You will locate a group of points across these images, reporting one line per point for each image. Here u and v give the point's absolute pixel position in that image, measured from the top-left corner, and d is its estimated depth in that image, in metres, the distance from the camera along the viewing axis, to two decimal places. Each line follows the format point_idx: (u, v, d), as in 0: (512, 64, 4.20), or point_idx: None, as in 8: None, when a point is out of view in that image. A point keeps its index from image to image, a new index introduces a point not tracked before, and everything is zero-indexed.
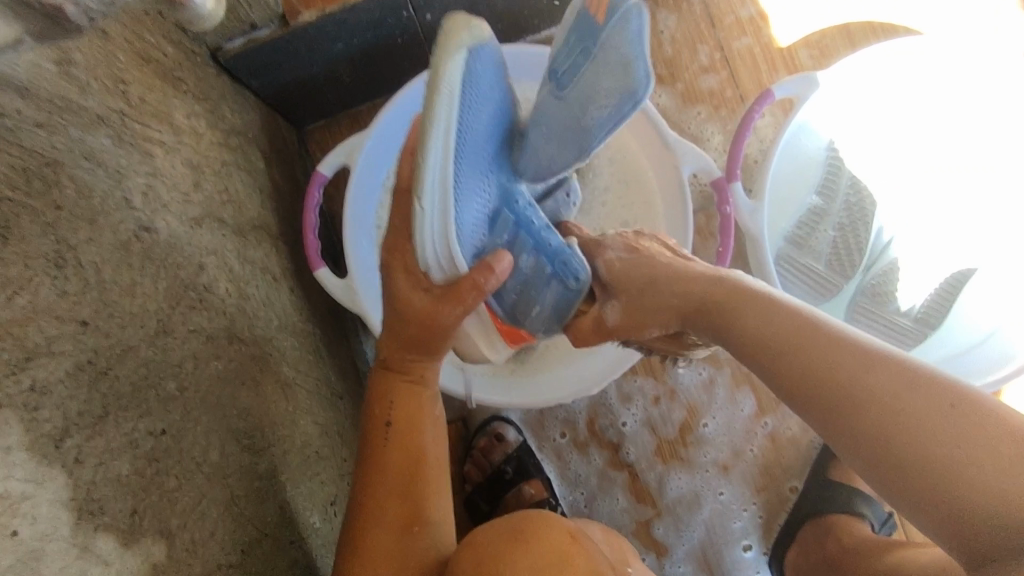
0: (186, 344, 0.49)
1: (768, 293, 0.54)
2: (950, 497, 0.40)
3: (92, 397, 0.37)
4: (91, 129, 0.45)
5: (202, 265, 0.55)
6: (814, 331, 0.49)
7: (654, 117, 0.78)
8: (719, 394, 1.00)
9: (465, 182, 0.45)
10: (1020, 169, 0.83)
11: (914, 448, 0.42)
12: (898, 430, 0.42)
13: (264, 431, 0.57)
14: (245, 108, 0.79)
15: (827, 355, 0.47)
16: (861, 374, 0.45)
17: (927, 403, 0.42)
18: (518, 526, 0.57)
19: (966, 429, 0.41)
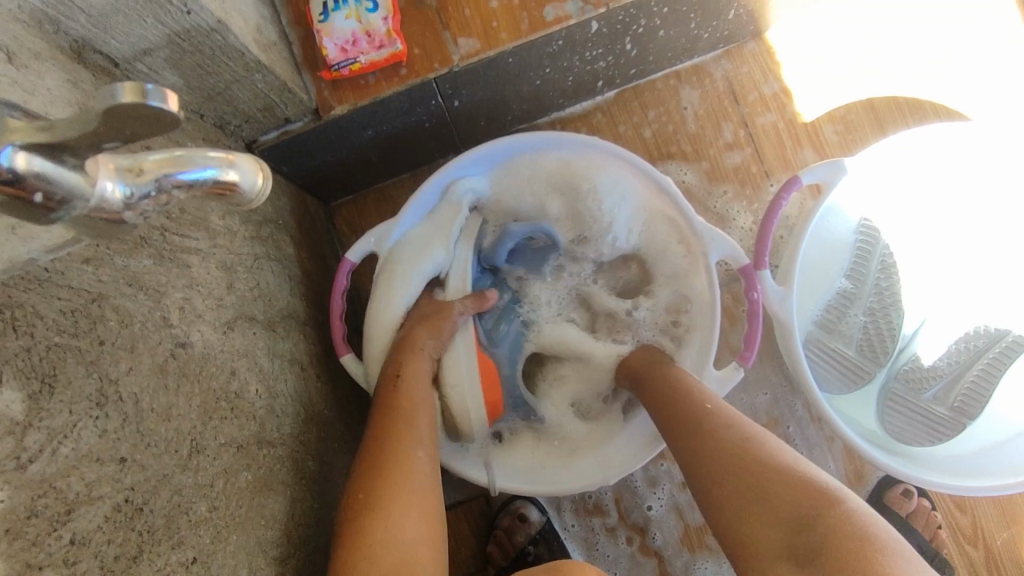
0: (218, 459, 0.49)
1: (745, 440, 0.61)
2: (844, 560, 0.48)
3: (128, 539, 0.37)
4: (134, 253, 0.46)
5: (234, 370, 0.56)
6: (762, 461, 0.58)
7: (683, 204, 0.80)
8: None
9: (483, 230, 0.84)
10: None
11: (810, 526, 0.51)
12: (749, 492, 0.57)
13: (291, 535, 0.57)
14: (276, 193, 0.81)
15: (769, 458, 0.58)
16: (755, 509, 0.56)
17: (746, 483, 0.57)
18: (555, 565, 0.59)
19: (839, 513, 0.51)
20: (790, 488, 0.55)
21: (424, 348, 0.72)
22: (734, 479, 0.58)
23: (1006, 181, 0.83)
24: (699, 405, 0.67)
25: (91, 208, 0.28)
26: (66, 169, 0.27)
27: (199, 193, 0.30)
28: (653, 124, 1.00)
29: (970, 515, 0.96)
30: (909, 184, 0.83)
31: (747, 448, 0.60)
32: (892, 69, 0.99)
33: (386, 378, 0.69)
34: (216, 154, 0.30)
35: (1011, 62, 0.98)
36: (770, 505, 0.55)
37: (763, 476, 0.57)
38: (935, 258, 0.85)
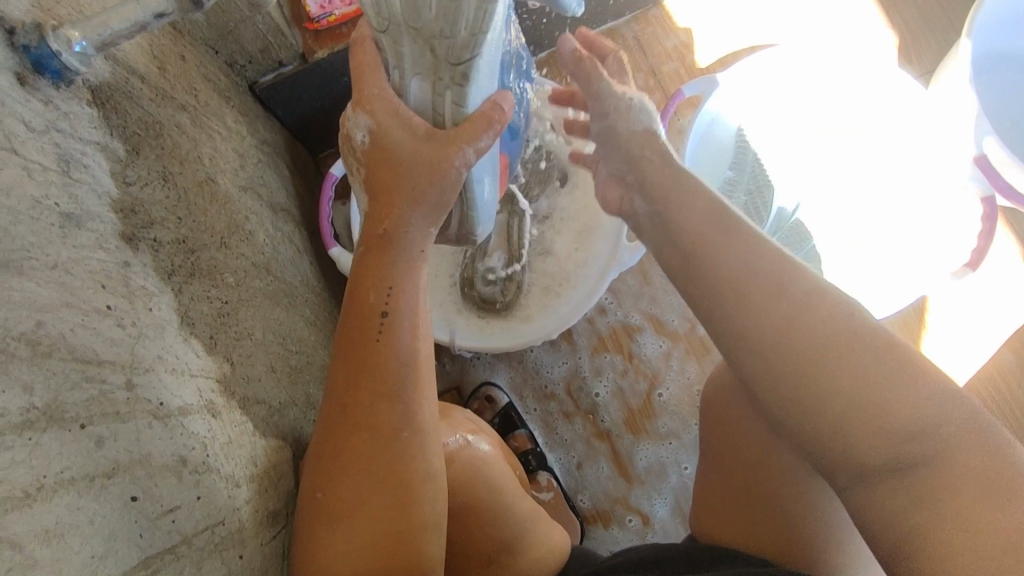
0: (238, 260, 0.68)
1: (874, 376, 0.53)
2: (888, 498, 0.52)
3: (185, 261, 0.56)
4: (178, 111, 0.67)
5: (247, 218, 0.76)
6: (884, 391, 0.52)
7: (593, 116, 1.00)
8: (674, 364, 1.12)
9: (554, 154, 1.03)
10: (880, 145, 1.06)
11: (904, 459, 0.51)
12: (832, 388, 0.54)
13: (292, 342, 0.75)
14: (272, 130, 1.01)
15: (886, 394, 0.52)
16: (886, 445, 0.52)
17: (873, 400, 0.52)
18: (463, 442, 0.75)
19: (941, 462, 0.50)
20: (918, 413, 0.51)
21: (411, 277, 0.57)
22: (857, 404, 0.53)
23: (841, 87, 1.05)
24: (747, 277, 0.59)
25: None
26: None
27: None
28: None
29: None
30: (770, 98, 1.06)
31: (873, 378, 0.53)
32: (766, 22, 1.22)
33: (368, 317, 0.55)
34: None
35: (857, 12, 1.21)
36: (897, 425, 0.52)
37: (839, 361, 0.54)
38: (796, 156, 1.09)
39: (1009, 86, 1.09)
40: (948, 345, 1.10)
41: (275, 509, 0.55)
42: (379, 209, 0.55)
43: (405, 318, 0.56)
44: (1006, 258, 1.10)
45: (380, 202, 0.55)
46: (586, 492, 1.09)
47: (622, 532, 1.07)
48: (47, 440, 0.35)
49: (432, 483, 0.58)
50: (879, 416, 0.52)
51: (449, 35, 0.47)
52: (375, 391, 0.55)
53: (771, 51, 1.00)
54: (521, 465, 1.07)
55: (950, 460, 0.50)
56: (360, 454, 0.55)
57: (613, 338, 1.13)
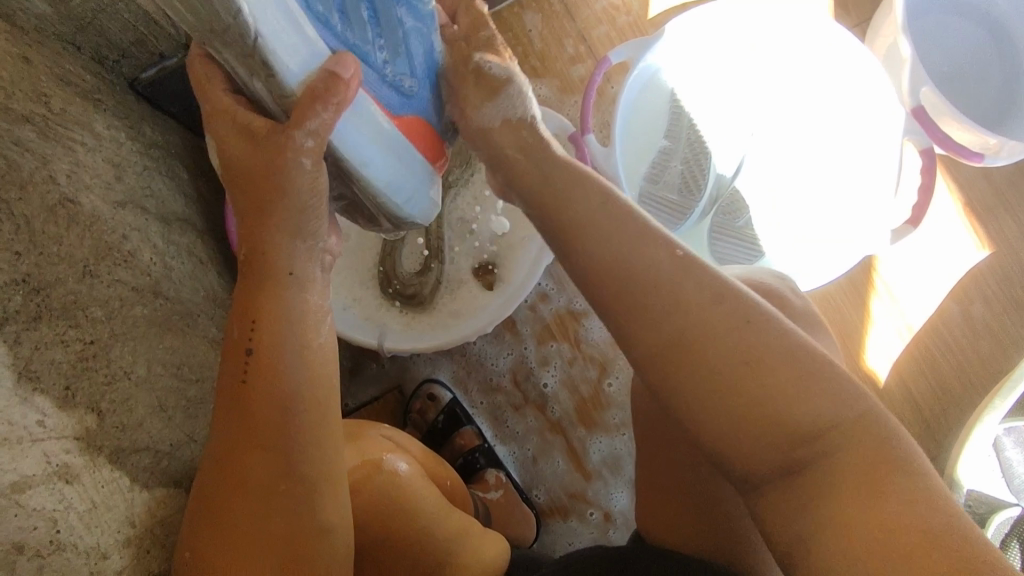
0: (111, 288, 0.61)
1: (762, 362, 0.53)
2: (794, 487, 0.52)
3: (27, 303, 0.49)
4: (17, 124, 0.58)
5: (127, 236, 0.68)
6: (773, 379, 0.52)
7: None
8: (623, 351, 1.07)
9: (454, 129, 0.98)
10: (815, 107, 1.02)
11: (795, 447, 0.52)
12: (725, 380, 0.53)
13: (191, 369, 0.68)
14: (167, 130, 0.92)
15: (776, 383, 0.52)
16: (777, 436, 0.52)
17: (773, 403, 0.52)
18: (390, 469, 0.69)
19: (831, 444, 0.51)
20: (810, 408, 0.52)
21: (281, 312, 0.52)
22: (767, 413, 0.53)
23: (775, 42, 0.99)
24: (632, 264, 0.56)
25: None
26: None
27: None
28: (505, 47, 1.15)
29: None
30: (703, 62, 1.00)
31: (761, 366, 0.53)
32: None
33: (235, 358, 0.52)
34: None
35: None
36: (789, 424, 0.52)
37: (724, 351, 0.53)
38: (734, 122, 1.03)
39: (953, 33, 1.05)
40: (898, 308, 1.08)
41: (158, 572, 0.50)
42: (246, 230, 0.52)
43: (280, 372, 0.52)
44: (947, 212, 1.08)
45: (251, 219, 0.52)
46: (541, 487, 1.06)
47: (583, 525, 1.05)
48: None
49: (328, 534, 0.54)
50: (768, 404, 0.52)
51: (231, 20, 0.42)
52: (244, 438, 0.52)
53: (702, 9, 0.93)
54: (469, 463, 1.03)
55: (829, 455, 0.51)
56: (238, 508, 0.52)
57: (554, 327, 1.06)
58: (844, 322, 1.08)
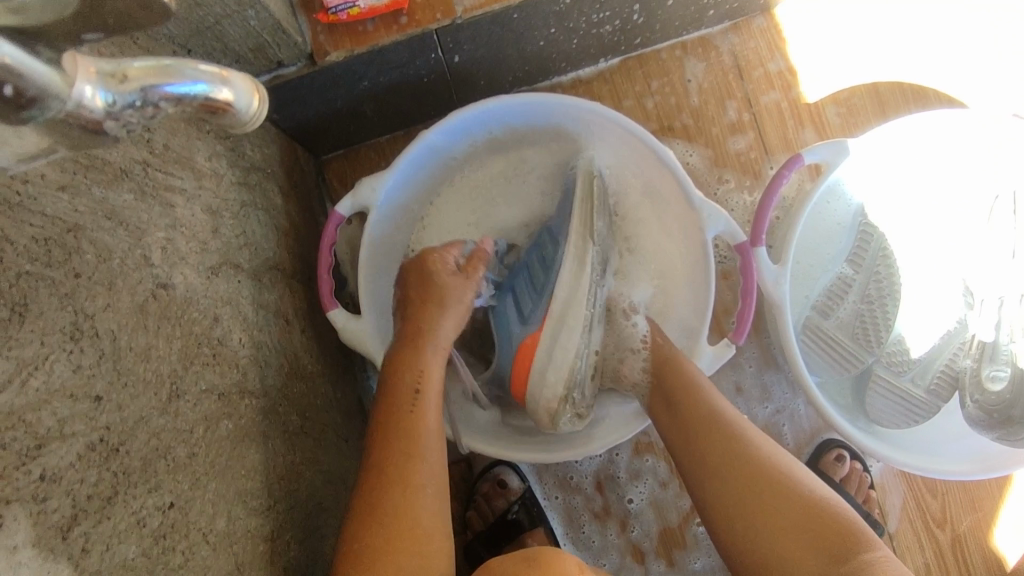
0: (198, 405, 0.47)
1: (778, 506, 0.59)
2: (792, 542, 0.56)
3: (102, 477, 0.36)
4: (113, 185, 0.44)
5: (217, 317, 0.54)
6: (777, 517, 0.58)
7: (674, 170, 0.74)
8: None
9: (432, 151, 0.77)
10: None
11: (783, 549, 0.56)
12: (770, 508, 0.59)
13: (271, 488, 0.56)
14: (266, 141, 0.77)
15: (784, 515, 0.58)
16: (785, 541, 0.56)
17: (765, 506, 0.58)
18: (529, 554, 0.59)
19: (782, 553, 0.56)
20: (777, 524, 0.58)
21: (442, 330, 0.69)
22: (732, 479, 0.61)
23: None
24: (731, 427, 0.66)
25: (69, 114, 0.26)
26: (45, 66, 0.25)
27: (187, 108, 0.29)
28: (655, 95, 0.95)
29: (940, 499, 0.95)
30: (903, 174, 0.78)
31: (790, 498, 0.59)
32: (903, 51, 0.94)
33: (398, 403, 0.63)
34: (209, 68, 0.28)
35: (1019, 60, 0.93)
36: (769, 497, 0.59)
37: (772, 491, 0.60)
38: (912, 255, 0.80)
39: None
40: None
41: None
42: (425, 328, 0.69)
43: (432, 396, 0.65)
44: None
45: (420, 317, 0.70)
46: None
47: None
48: None
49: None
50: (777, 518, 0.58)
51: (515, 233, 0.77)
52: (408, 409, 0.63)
53: (916, 116, 0.73)
54: None
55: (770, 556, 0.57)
56: (380, 500, 0.57)
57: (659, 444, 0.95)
58: (978, 485, 0.95)
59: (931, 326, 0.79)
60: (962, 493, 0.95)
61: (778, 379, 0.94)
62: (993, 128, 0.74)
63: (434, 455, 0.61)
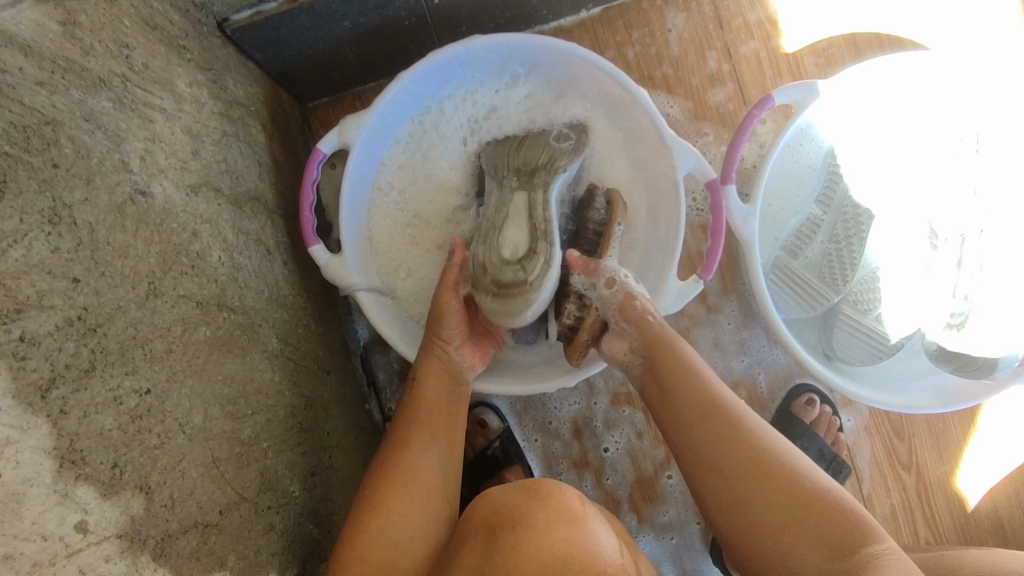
0: (176, 307, 0.50)
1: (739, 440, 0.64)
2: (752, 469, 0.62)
3: (80, 351, 0.38)
4: (93, 91, 0.46)
5: (197, 233, 0.56)
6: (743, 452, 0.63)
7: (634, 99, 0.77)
8: None
9: (413, 88, 0.78)
10: (998, 200, 0.79)
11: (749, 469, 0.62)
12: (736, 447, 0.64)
13: (248, 398, 0.58)
14: (249, 80, 0.79)
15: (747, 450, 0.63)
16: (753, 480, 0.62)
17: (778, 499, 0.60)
18: (531, 484, 0.60)
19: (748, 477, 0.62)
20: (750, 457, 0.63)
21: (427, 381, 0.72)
22: (737, 470, 0.63)
23: (965, 106, 0.80)
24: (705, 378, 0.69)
25: None
26: None
27: None
28: (636, 45, 0.96)
29: (907, 442, 0.98)
30: (872, 116, 0.80)
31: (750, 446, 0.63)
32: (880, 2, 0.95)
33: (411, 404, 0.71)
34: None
35: (993, 10, 0.95)
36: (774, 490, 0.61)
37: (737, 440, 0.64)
38: (881, 196, 0.82)
39: None
40: (1000, 432, 0.99)
41: (223, 554, 0.48)
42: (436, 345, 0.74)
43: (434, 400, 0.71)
44: None
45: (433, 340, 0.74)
46: None
47: None
48: None
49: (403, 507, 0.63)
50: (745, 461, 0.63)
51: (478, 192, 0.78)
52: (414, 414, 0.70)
53: (883, 58, 0.74)
54: None
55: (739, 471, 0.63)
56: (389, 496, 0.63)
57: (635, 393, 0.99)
58: (944, 430, 0.98)
59: (897, 267, 0.81)
60: (927, 437, 0.98)
61: (755, 330, 0.96)
62: (954, 70, 0.77)
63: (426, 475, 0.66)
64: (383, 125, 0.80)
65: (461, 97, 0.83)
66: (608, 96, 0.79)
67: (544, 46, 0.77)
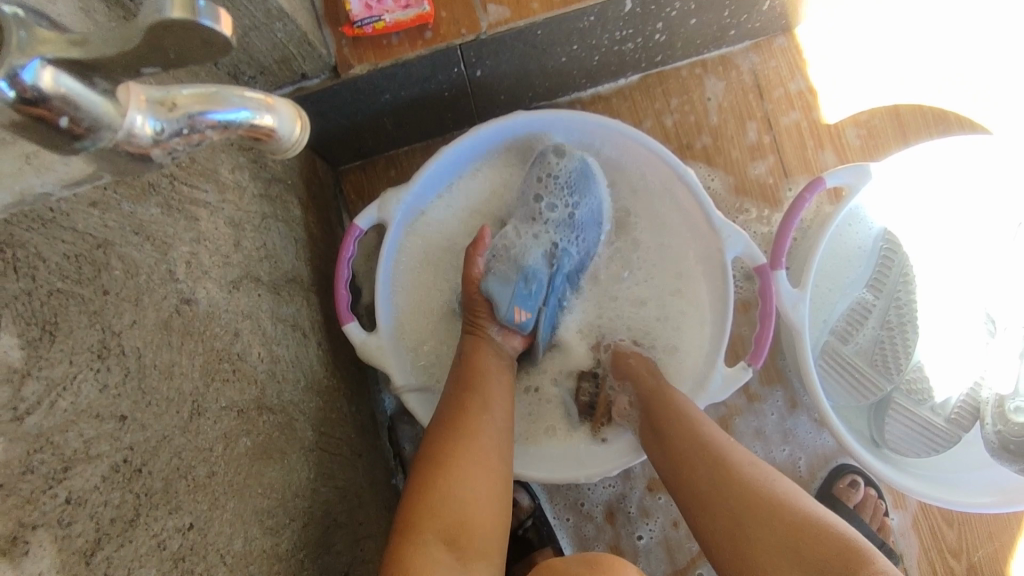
0: (218, 423, 0.47)
1: (722, 462, 0.59)
2: (729, 497, 0.57)
3: (125, 501, 0.35)
4: (141, 199, 0.43)
5: (238, 331, 0.54)
6: (721, 470, 0.58)
7: (680, 175, 0.75)
8: None
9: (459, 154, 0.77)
10: None
11: (735, 500, 0.56)
12: (719, 476, 0.58)
13: (287, 505, 0.55)
14: (286, 152, 0.77)
15: (731, 483, 0.57)
16: (733, 507, 0.56)
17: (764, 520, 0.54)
18: (592, 555, 0.56)
19: (732, 508, 0.56)
20: (732, 479, 0.58)
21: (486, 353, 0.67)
22: (723, 501, 0.57)
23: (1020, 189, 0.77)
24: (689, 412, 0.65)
25: (120, 142, 0.27)
26: (91, 98, 0.25)
27: (234, 135, 0.29)
28: (675, 113, 0.95)
29: (957, 529, 0.94)
30: (924, 197, 0.78)
31: (729, 476, 0.58)
32: (924, 73, 0.94)
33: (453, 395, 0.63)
34: (255, 95, 0.29)
35: None
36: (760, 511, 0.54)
37: (716, 471, 0.59)
38: (932, 278, 0.80)
39: None
40: None
41: None
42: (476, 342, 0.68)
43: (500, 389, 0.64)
44: None
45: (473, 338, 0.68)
46: None
47: None
48: None
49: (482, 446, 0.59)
50: (726, 489, 0.57)
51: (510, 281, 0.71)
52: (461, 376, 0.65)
53: (939, 142, 0.72)
54: None
55: (721, 499, 0.57)
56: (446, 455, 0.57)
57: None
58: (995, 518, 0.94)
59: (950, 353, 0.79)
60: (978, 525, 0.94)
61: (796, 411, 0.93)
62: (1010, 152, 0.74)
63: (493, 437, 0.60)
64: (421, 202, 0.78)
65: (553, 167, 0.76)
66: (653, 170, 0.77)
67: (589, 121, 0.75)
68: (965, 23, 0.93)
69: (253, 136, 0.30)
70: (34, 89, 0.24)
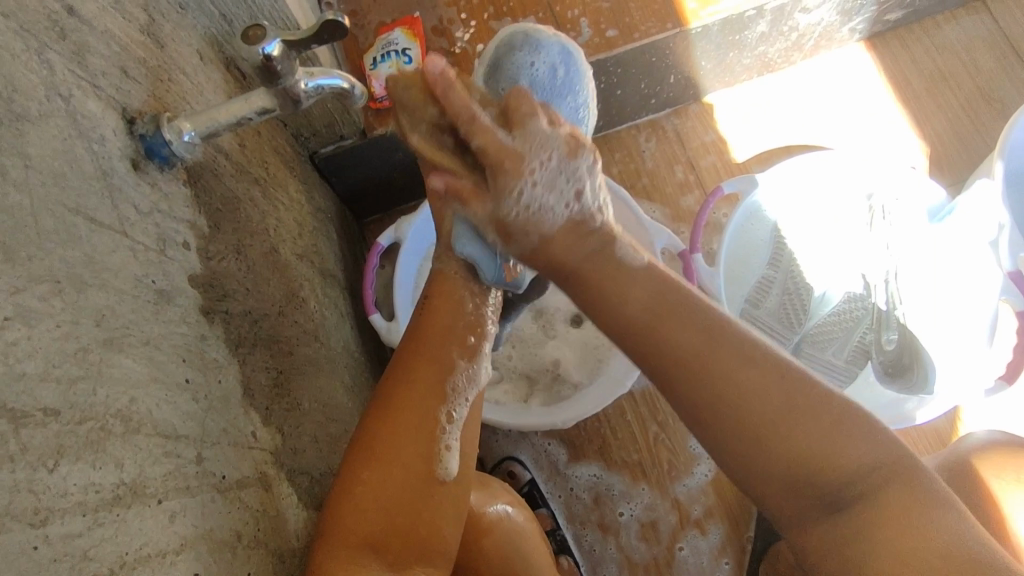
0: (294, 329, 0.70)
1: (786, 395, 0.52)
2: (775, 429, 0.52)
3: (250, 332, 0.58)
4: (252, 183, 0.70)
5: (302, 286, 0.78)
6: (782, 393, 0.52)
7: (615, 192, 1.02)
8: (703, 492, 1.11)
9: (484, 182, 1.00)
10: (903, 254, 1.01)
11: (791, 431, 0.52)
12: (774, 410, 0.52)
13: (334, 408, 0.76)
14: (327, 196, 1.05)
15: (787, 419, 0.52)
16: (790, 442, 0.52)
17: (807, 437, 0.51)
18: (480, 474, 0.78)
19: (805, 443, 0.51)
20: (801, 423, 0.51)
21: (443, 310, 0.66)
22: (791, 434, 0.52)
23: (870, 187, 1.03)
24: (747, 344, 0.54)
25: (288, 89, 0.53)
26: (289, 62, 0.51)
27: (332, 95, 0.57)
28: (619, 163, 1.25)
29: None
30: (803, 198, 1.03)
31: (785, 409, 0.52)
32: (802, 122, 1.25)
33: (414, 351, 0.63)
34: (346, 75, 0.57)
35: (887, 122, 1.24)
36: (821, 453, 0.51)
37: (775, 401, 0.52)
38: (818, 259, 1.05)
39: None
40: None
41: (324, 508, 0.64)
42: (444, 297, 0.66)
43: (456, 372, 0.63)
44: None
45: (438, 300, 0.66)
46: None
47: None
48: (131, 516, 0.36)
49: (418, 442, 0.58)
50: (792, 424, 0.52)
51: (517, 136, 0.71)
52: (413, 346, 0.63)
53: (801, 157, 0.99)
54: None
55: (786, 436, 0.51)
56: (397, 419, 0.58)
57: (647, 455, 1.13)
58: None
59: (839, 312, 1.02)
60: None
61: None
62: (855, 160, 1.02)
63: (422, 404, 0.59)
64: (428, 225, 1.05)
65: (573, 106, 0.84)
66: None
67: None
68: (826, 86, 1.26)
69: (341, 95, 0.57)
70: (267, 56, 0.50)
